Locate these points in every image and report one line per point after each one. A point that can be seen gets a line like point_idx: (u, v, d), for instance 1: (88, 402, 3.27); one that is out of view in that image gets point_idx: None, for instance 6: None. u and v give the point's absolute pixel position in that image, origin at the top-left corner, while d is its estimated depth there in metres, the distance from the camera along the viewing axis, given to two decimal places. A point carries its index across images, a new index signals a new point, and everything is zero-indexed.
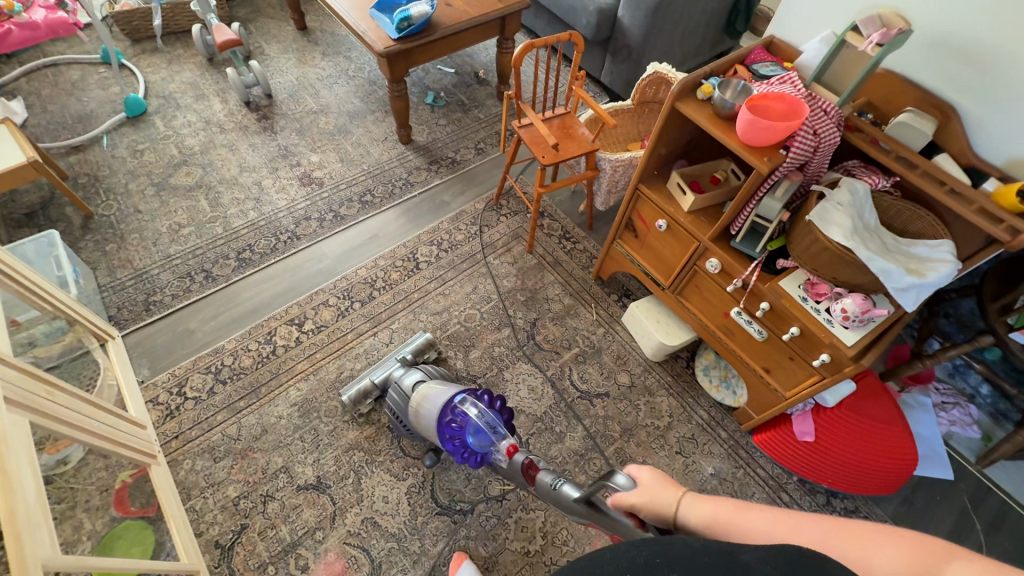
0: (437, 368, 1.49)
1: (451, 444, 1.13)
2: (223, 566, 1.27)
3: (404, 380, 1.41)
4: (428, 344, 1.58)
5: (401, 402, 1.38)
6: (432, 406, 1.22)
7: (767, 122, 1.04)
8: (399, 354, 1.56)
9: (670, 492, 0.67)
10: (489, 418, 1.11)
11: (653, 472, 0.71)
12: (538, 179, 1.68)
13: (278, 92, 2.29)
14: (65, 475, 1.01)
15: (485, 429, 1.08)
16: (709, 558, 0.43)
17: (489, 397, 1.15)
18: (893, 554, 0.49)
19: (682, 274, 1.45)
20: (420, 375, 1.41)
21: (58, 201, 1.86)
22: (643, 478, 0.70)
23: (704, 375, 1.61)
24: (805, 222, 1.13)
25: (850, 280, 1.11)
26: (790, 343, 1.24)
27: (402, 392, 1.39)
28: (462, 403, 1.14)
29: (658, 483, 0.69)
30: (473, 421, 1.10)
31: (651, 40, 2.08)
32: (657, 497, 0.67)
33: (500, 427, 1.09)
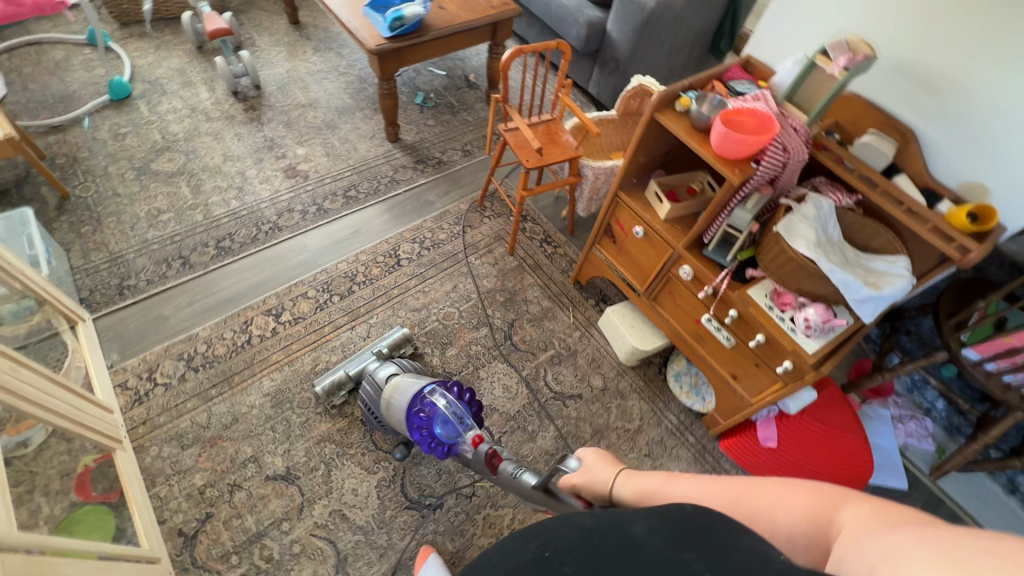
0: (412, 363, 1.50)
1: (419, 434, 1.16)
2: (186, 555, 1.25)
3: (378, 372, 1.42)
4: (404, 339, 1.59)
5: (374, 394, 1.38)
6: (402, 397, 1.25)
7: (739, 135, 1.09)
8: (374, 347, 1.56)
9: (609, 472, 0.78)
10: (456, 409, 1.14)
11: (597, 454, 0.82)
12: (521, 183, 1.71)
13: (267, 84, 2.28)
14: (23, 457, 1.00)
15: (452, 419, 1.11)
16: (598, 539, 0.49)
17: (459, 390, 1.19)
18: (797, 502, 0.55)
19: (656, 281, 1.49)
20: (394, 369, 1.42)
21: (34, 180, 1.83)
22: (588, 462, 0.82)
23: (675, 381, 1.65)
24: (772, 234, 1.18)
25: (813, 290, 1.16)
26: (756, 350, 1.29)
27: (375, 384, 1.39)
28: (431, 395, 1.18)
29: (599, 464, 0.80)
30: (441, 412, 1.13)
31: (638, 55, 2.15)
32: (596, 476, 0.79)
33: (467, 418, 1.12)
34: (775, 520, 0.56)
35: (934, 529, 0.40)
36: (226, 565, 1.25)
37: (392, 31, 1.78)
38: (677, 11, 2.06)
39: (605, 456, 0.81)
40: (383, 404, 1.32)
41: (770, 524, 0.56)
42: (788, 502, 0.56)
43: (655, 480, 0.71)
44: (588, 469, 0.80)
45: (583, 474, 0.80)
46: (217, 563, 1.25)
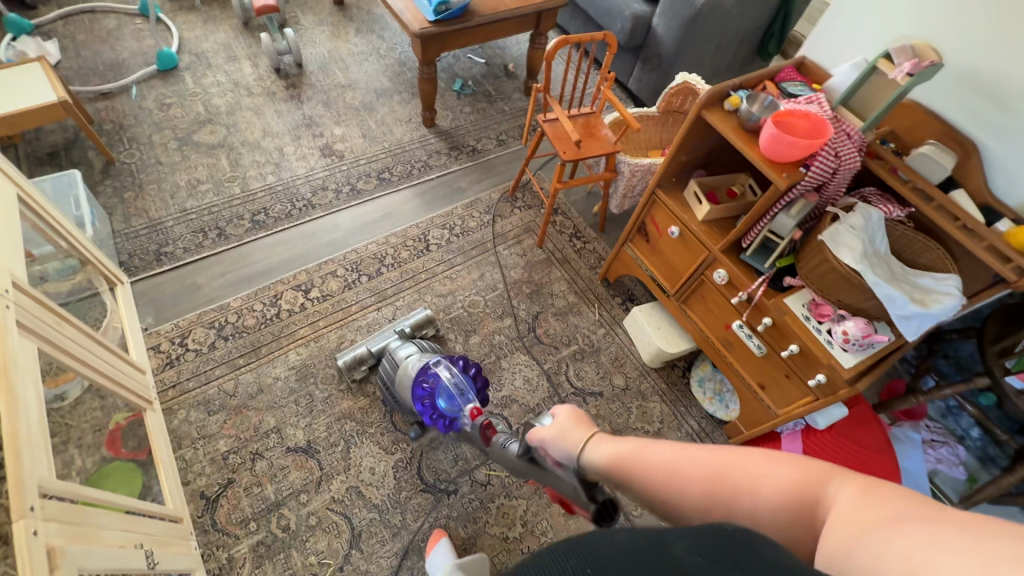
0: (432, 345, 1.50)
1: (421, 405, 1.26)
2: (206, 517, 1.28)
3: (398, 351, 1.43)
4: (427, 321, 1.60)
5: (392, 371, 1.41)
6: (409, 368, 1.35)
7: (790, 138, 1.05)
8: (397, 326, 1.57)
9: (579, 434, 0.80)
10: (459, 381, 1.28)
11: (572, 416, 0.84)
12: (556, 175, 1.69)
13: (308, 63, 2.30)
14: (61, 410, 1.03)
15: (455, 391, 1.25)
16: (638, 556, 0.43)
17: (463, 364, 1.32)
18: (783, 473, 0.53)
19: (688, 283, 1.46)
20: (413, 348, 1.43)
21: (82, 144, 1.89)
22: (563, 421, 0.84)
23: (698, 386, 1.63)
24: (816, 242, 1.14)
25: (854, 302, 1.13)
26: (788, 360, 1.26)
27: (394, 362, 1.41)
28: (436, 367, 1.30)
29: (572, 424, 0.83)
30: (445, 383, 1.26)
31: (683, 52, 2.10)
32: (569, 434, 0.81)
33: (468, 392, 1.25)
34: (757, 493, 0.53)
35: (945, 530, 0.39)
36: (244, 531, 1.28)
37: (437, 15, 1.77)
38: (727, 8, 2.01)
39: (581, 420, 0.84)
40: (397, 379, 1.38)
41: (753, 502, 0.54)
42: (772, 473, 0.54)
43: (626, 446, 0.69)
44: (561, 428, 0.83)
45: (557, 432, 0.84)
46: (236, 528, 1.28)
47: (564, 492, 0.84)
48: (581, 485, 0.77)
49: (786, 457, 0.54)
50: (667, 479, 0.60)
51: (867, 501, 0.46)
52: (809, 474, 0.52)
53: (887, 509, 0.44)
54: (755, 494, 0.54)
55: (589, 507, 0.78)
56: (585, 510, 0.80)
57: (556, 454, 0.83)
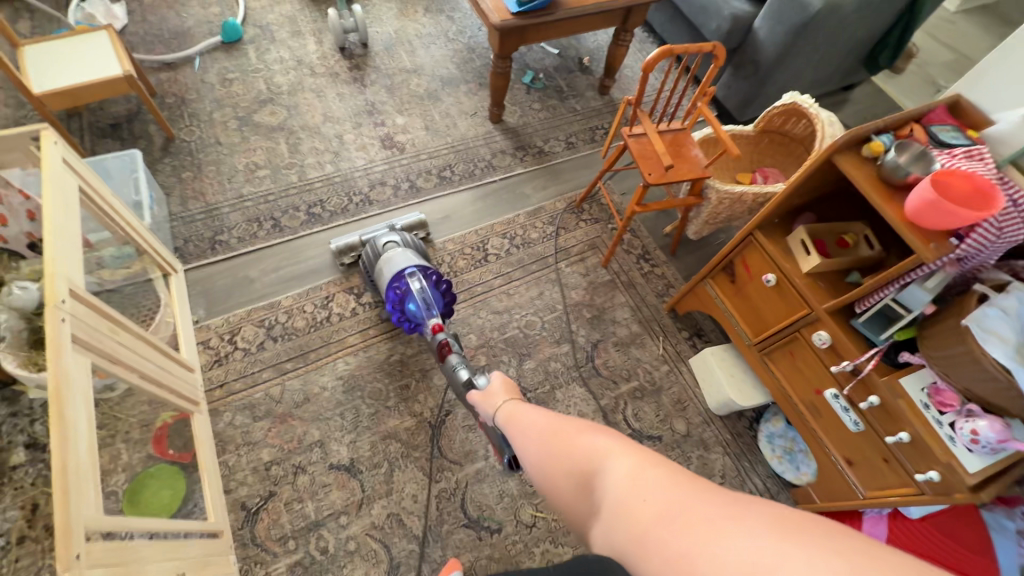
0: (416, 240, 1.56)
1: (392, 306, 1.36)
2: (246, 530, 1.25)
3: (379, 240, 1.51)
4: (419, 224, 1.68)
5: (372, 259, 1.49)
6: (385, 264, 1.42)
7: (948, 204, 0.88)
8: (390, 222, 1.66)
9: (500, 397, 0.89)
10: (428, 294, 1.35)
11: (501, 383, 0.93)
12: (634, 196, 1.54)
13: (374, 42, 2.18)
14: (110, 403, 1.01)
15: (421, 304, 1.33)
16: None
17: (436, 278, 1.39)
18: (592, 441, 0.60)
19: (777, 336, 1.31)
20: (395, 239, 1.50)
21: (143, 117, 1.83)
22: (494, 385, 0.94)
23: (767, 443, 1.50)
24: (955, 322, 0.98)
25: (991, 397, 0.96)
26: (891, 447, 1.11)
27: (375, 250, 1.49)
28: (409, 276, 1.36)
29: (500, 390, 0.92)
30: (415, 294, 1.34)
31: (784, 61, 1.88)
32: (489, 394, 0.93)
33: (433, 308, 1.33)
34: (571, 459, 0.61)
35: (691, 497, 0.47)
36: (283, 549, 1.24)
37: (520, 5, 1.62)
38: (844, 15, 1.76)
39: (507, 386, 0.93)
40: (374, 270, 1.47)
41: (567, 464, 0.62)
42: (585, 440, 0.62)
43: (515, 407, 0.82)
44: (490, 393, 0.93)
45: (485, 391, 0.95)
46: (275, 545, 1.24)
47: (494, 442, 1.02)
48: (500, 442, 0.98)
49: (597, 431, 0.61)
50: (528, 433, 0.73)
51: (643, 473, 0.52)
52: (609, 442, 0.59)
53: (681, 499, 0.47)
54: (568, 460, 0.62)
55: (504, 456, 0.99)
56: (502, 458, 1.01)
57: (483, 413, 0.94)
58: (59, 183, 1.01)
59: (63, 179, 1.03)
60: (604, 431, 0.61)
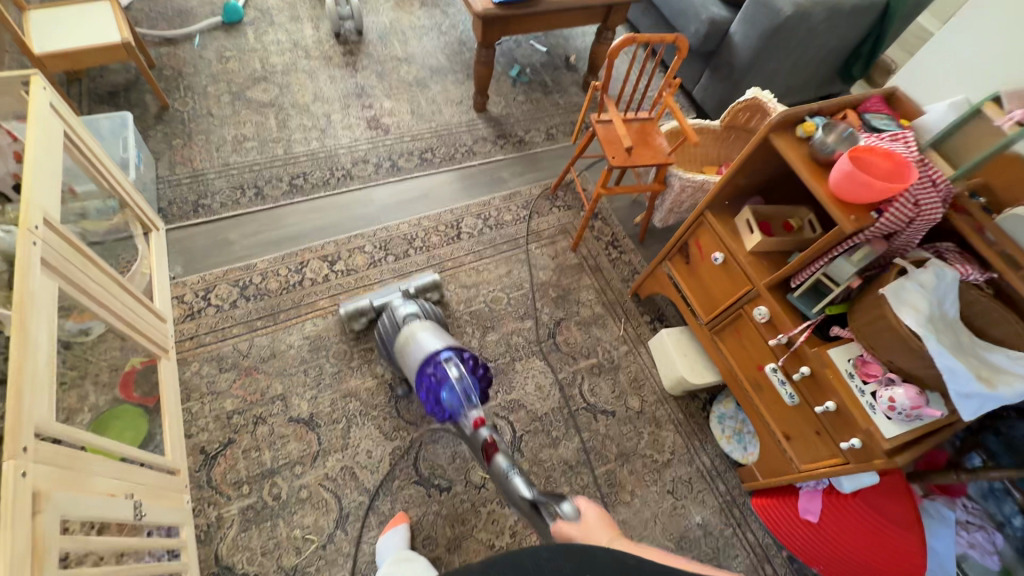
0: (433, 308, 1.51)
1: (426, 395, 1.26)
2: (203, 473, 1.30)
3: (399, 309, 1.45)
4: (433, 285, 1.58)
5: (391, 330, 1.43)
6: (415, 345, 1.33)
7: (866, 177, 0.94)
8: (402, 285, 1.57)
9: (606, 536, 0.79)
10: (465, 382, 1.25)
11: (598, 514, 0.84)
12: (601, 179, 1.61)
13: (368, 31, 2.27)
14: (83, 345, 1.11)
15: (459, 393, 1.22)
16: None
17: (473, 363, 1.29)
18: None
19: (724, 314, 1.36)
20: (414, 310, 1.44)
21: (140, 87, 1.92)
22: (591, 519, 0.84)
23: (718, 423, 1.54)
24: (875, 294, 1.04)
25: (909, 367, 1.01)
26: (821, 417, 1.15)
27: (394, 321, 1.43)
28: (445, 360, 1.26)
29: (598, 523, 0.82)
30: (452, 381, 1.24)
31: (757, 64, 1.96)
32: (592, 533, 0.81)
33: (473, 396, 1.24)
34: None
35: None
36: (237, 493, 1.28)
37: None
38: (814, 23, 1.85)
39: (607, 523, 0.83)
40: (399, 345, 1.38)
41: None
42: None
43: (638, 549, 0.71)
44: (588, 528, 0.82)
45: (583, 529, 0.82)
46: (229, 489, 1.29)
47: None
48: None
49: None
50: None
51: None
52: None
53: None
54: None
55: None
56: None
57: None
58: (43, 125, 1.08)
59: (48, 122, 1.10)
60: None
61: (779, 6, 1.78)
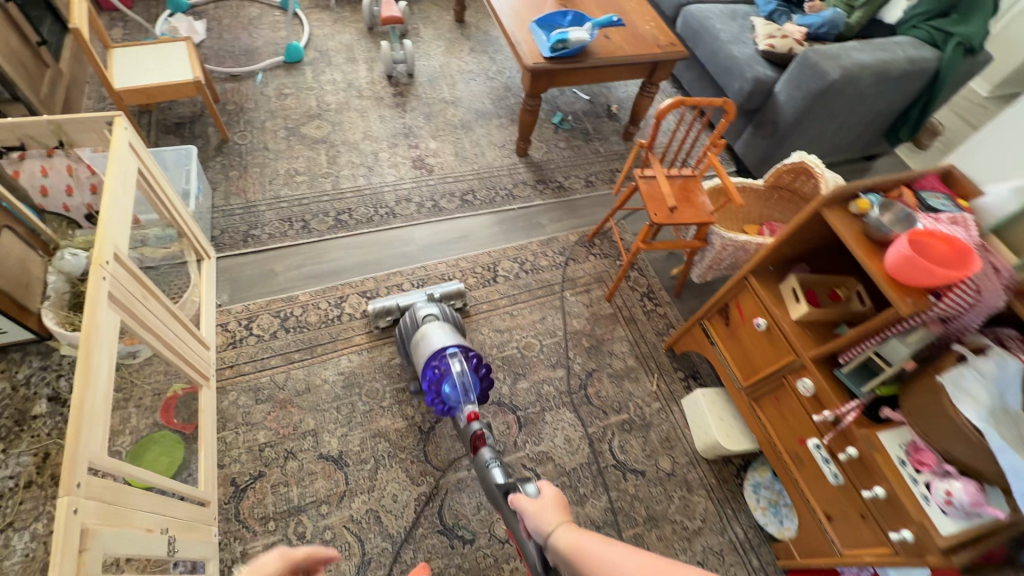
0: (453, 312, 1.53)
1: (427, 385, 1.28)
2: (232, 505, 1.31)
3: (420, 309, 1.47)
4: (457, 294, 1.64)
5: (409, 329, 1.45)
6: (425, 340, 1.35)
7: (925, 263, 0.91)
8: (429, 291, 1.64)
9: (554, 517, 0.89)
10: (466, 379, 1.27)
11: (553, 494, 0.94)
12: (641, 234, 1.61)
13: (419, 74, 2.37)
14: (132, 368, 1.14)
15: (459, 389, 1.25)
16: None
17: (476, 361, 1.30)
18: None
19: (765, 381, 1.33)
20: (434, 311, 1.46)
21: (204, 120, 2.03)
22: (545, 497, 0.94)
23: (752, 492, 1.49)
24: (931, 380, 1.00)
25: (968, 460, 0.96)
26: (868, 502, 1.10)
27: (414, 320, 1.45)
28: (451, 355, 1.28)
29: (551, 504, 0.92)
30: (454, 376, 1.26)
31: (803, 123, 1.95)
32: (542, 512, 0.91)
33: (471, 393, 1.26)
34: None
35: None
36: (263, 528, 1.29)
37: (552, 52, 1.75)
38: (862, 86, 1.84)
39: (559, 501, 0.93)
40: (414, 341, 1.40)
41: None
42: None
43: (589, 540, 0.81)
44: (540, 504, 0.92)
45: (534, 505, 0.93)
46: (256, 523, 1.29)
47: (525, 548, 1.02)
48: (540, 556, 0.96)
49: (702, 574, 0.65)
50: None
51: None
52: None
53: None
54: None
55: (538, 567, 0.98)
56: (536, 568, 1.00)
57: (530, 525, 0.93)
58: (122, 163, 1.15)
59: (126, 161, 1.17)
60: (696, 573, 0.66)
61: (827, 69, 1.78)
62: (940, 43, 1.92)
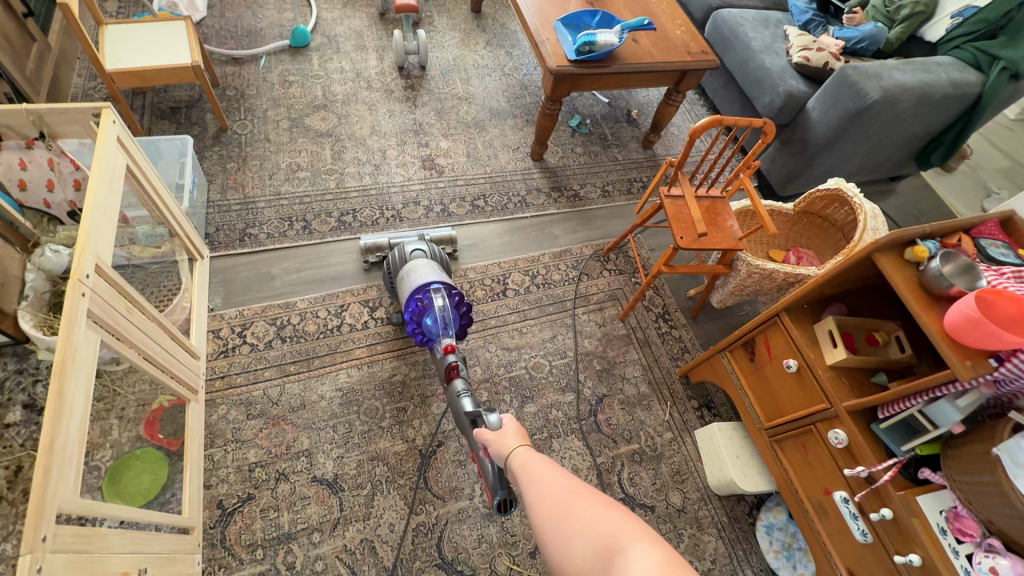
0: (442, 252, 1.48)
1: (407, 316, 1.26)
2: (217, 530, 1.22)
3: (408, 245, 1.42)
4: (449, 239, 1.68)
5: (397, 263, 1.40)
6: (411, 274, 1.31)
7: (992, 326, 0.83)
8: (422, 232, 1.67)
9: (513, 443, 0.76)
10: (448, 314, 1.24)
11: (515, 425, 0.81)
12: (663, 256, 1.52)
13: (431, 67, 2.25)
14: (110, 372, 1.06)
15: (439, 323, 1.22)
16: None
17: (459, 298, 1.27)
18: (610, 516, 0.53)
19: (791, 425, 1.26)
20: (422, 248, 1.41)
21: (202, 105, 1.91)
22: (506, 425, 0.82)
23: (765, 534, 1.42)
24: (983, 449, 0.92)
25: (1015, 534, 0.88)
26: (900, 568, 1.02)
27: (401, 254, 1.40)
28: (434, 290, 1.25)
29: (511, 433, 0.80)
30: (435, 309, 1.23)
31: (835, 144, 1.86)
32: (503, 440, 0.79)
33: (451, 328, 1.23)
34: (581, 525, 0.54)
35: None
36: (250, 557, 1.21)
37: (578, 54, 1.64)
38: (901, 108, 1.74)
39: (520, 430, 0.80)
40: (399, 275, 1.36)
41: (570, 533, 0.54)
42: (604, 514, 0.54)
43: (534, 461, 0.70)
44: (502, 434, 0.80)
45: (496, 434, 0.81)
46: (242, 551, 1.21)
47: (485, 475, 0.91)
48: (495, 480, 0.86)
49: (618, 509, 0.54)
50: (538, 495, 0.62)
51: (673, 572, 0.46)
52: (624, 528, 0.52)
53: None
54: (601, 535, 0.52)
55: (495, 497, 0.87)
56: (492, 498, 0.88)
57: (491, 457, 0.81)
58: (109, 161, 1.04)
59: (114, 159, 1.06)
60: (613, 509, 0.54)
61: (867, 88, 1.68)
62: (983, 66, 1.82)
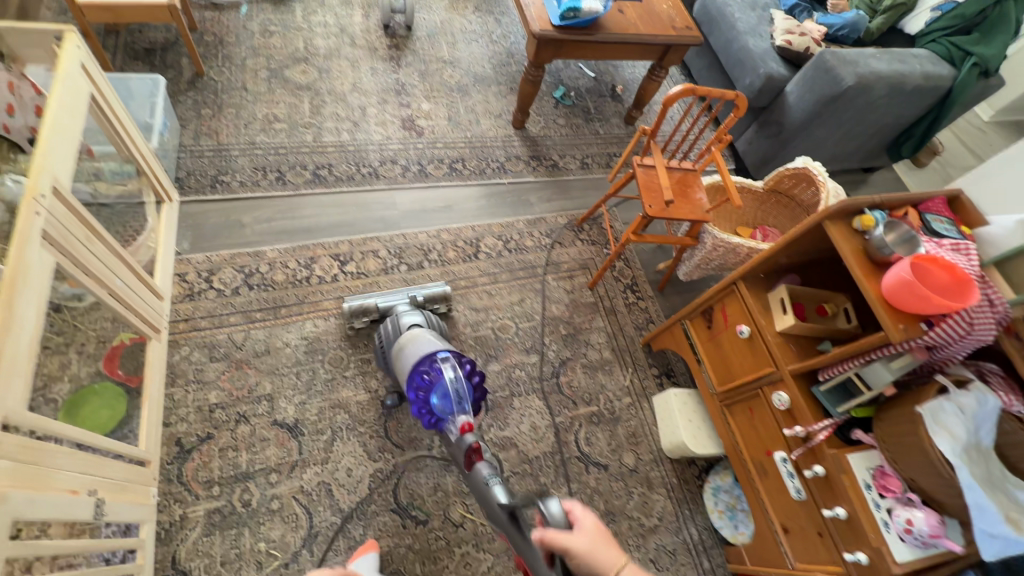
0: (438, 321, 1.44)
1: (415, 393, 1.17)
2: (174, 466, 1.24)
3: (403, 317, 1.37)
4: (441, 297, 1.54)
5: (391, 334, 1.35)
6: (413, 345, 1.24)
7: (924, 291, 0.88)
8: (411, 292, 1.53)
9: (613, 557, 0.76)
10: (460, 387, 1.16)
11: (595, 526, 0.79)
12: (632, 225, 1.54)
13: (417, 28, 2.22)
14: (75, 311, 1.05)
15: (452, 397, 1.14)
16: None
17: (470, 368, 1.20)
18: None
19: (740, 389, 1.30)
20: (419, 320, 1.36)
21: (178, 48, 1.87)
22: (587, 528, 0.79)
23: (711, 495, 1.48)
24: (910, 407, 0.97)
25: (933, 491, 0.95)
26: (827, 521, 1.08)
27: (396, 327, 1.35)
28: (442, 361, 1.18)
29: (599, 537, 0.78)
30: (446, 383, 1.15)
31: (809, 128, 1.89)
32: (596, 550, 0.76)
33: (466, 402, 1.15)
34: None
35: None
36: (206, 493, 1.22)
37: (562, 19, 1.64)
38: (874, 97, 1.79)
39: (603, 532, 0.79)
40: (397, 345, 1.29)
41: None
42: None
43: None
44: (592, 540, 0.77)
45: (587, 544, 0.76)
46: (198, 487, 1.23)
47: None
48: None
49: None
50: None
51: None
52: None
53: None
54: None
55: None
56: None
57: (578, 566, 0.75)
58: (70, 86, 1.02)
59: (78, 84, 1.05)
60: None
61: (842, 74, 1.72)
62: (957, 61, 1.86)
